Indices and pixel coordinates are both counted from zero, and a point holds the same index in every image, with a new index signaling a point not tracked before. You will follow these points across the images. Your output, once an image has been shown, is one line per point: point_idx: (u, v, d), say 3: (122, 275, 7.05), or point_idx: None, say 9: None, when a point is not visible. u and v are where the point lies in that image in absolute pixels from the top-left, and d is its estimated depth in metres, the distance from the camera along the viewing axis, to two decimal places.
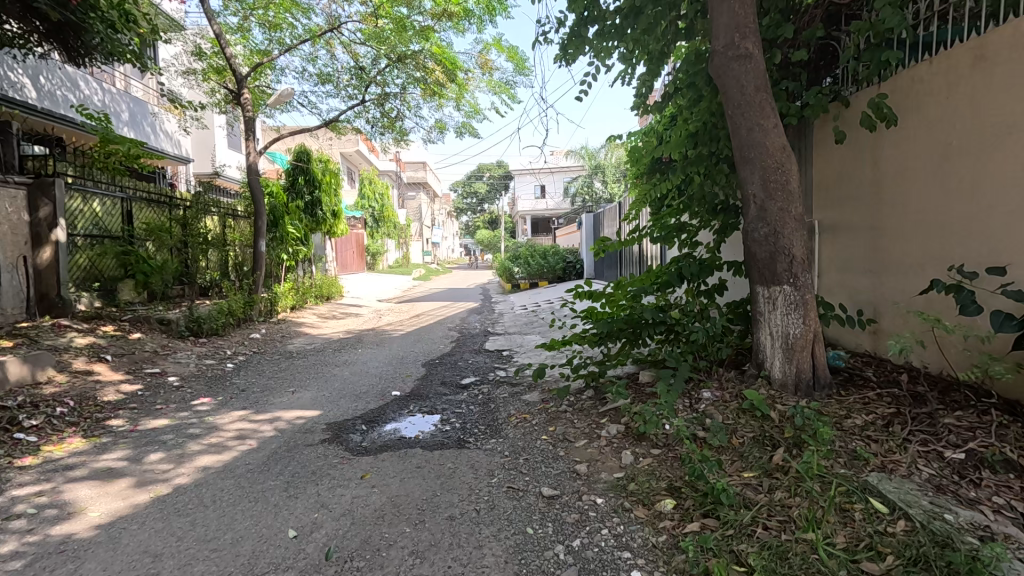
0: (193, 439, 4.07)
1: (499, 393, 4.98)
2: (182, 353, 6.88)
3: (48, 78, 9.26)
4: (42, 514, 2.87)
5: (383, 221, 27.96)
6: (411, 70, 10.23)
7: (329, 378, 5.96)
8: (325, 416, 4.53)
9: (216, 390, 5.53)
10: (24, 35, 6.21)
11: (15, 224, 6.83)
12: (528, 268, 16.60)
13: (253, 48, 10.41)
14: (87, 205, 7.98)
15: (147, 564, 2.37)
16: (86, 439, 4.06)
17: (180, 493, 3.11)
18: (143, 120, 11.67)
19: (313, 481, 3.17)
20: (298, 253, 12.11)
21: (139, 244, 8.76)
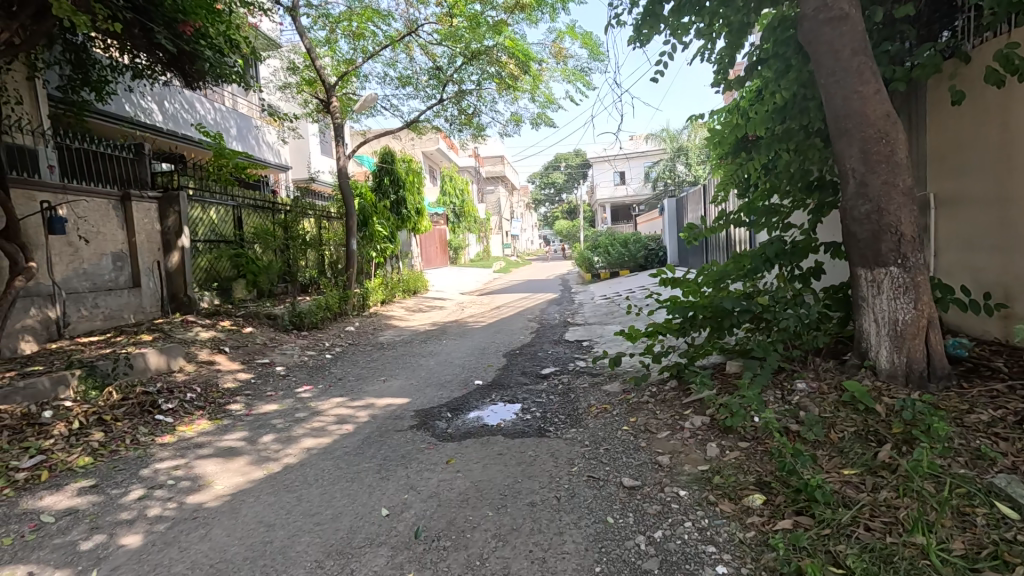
0: (298, 423, 4.46)
1: (579, 383, 4.98)
2: (287, 344, 7.54)
3: (171, 102, 10.43)
4: (179, 485, 3.30)
5: (463, 216, 28.76)
6: (485, 65, 10.40)
7: (416, 367, 6.27)
8: (413, 403, 4.78)
9: (316, 379, 6.02)
10: (150, 66, 7.03)
11: (149, 232, 7.81)
12: (608, 257, 16.33)
13: (340, 58, 11.04)
14: (205, 213, 8.90)
15: (262, 532, 2.65)
16: (212, 421, 4.60)
17: (288, 472, 3.43)
18: (248, 133, 12.82)
19: (402, 465, 3.36)
20: (385, 250, 12.80)
21: (248, 247, 9.68)
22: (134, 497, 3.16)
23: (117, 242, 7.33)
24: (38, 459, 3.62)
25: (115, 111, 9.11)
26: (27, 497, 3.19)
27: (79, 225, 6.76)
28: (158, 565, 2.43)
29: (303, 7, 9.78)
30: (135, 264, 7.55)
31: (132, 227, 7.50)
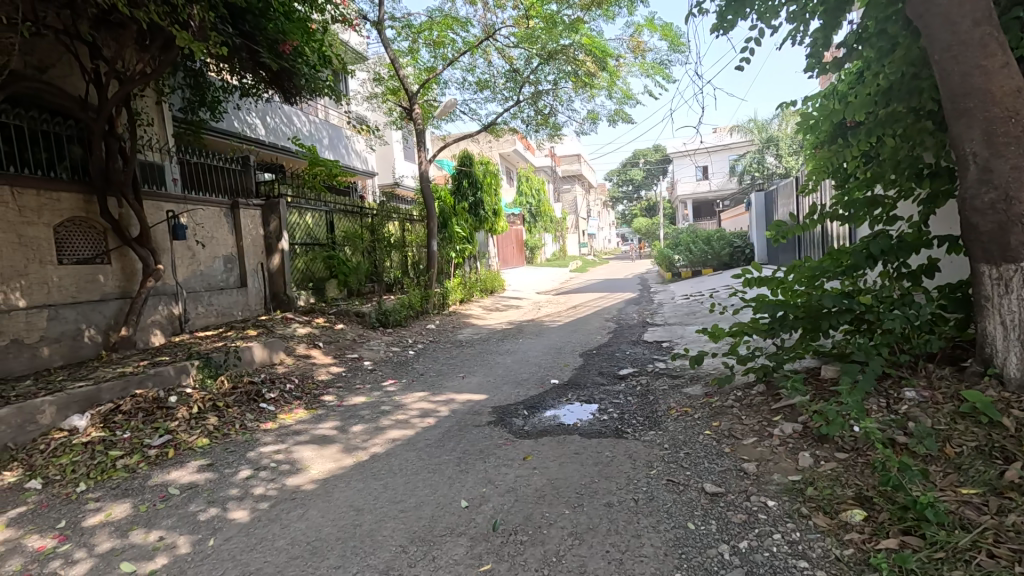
0: (384, 414, 4.72)
1: (659, 385, 4.84)
2: (374, 341, 7.99)
3: (272, 117, 11.39)
4: (280, 468, 3.61)
5: (541, 216, 28.91)
6: (562, 65, 10.39)
7: (494, 365, 6.39)
8: (491, 399, 4.89)
9: (400, 374, 6.33)
10: (256, 86, 7.70)
11: (254, 237, 8.58)
12: (690, 255, 15.71)
13: (422, 67, 11.48)
14: (302, 218, 9.62)
15: (351, 515, 2.84)
16: (308, 410, 4.98)
17: (375, 460, 3.64)
18: (339, 143, 13.69)
19: (480, 459, 3.46)
20: (464, 251, 13.17)
21: (339, 249, 10.34)
22: (243, 476, 3.50)
23: (228, 245, 8.12)
24: (165, 438, 4.11)
25: (225, 127, 10.09)
26: (157, 471, 3.62)
27: (196, 232, 7.56)
28: (263, 539, 2.68)
29: (388, 21, 10.29)
30: (243, 265, 8.33)
31: (240, 232, 8.27)
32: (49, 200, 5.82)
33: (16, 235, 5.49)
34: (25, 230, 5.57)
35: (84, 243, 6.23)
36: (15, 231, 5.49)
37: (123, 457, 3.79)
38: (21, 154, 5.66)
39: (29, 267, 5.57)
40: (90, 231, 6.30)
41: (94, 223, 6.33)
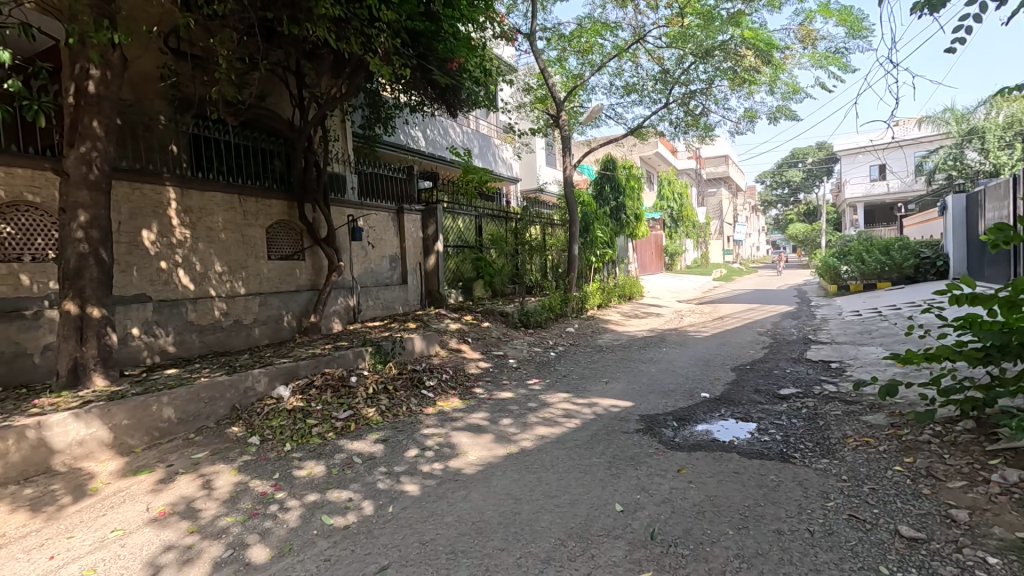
0: (531, 411, 4.90)
1: (830, 409, 4.36)
2: (517, 340, 8.33)
3: (433, 129, 12.41)
4: (443, 450, 3.95)
5: (682, 220, 27.53)
6: (718, 62, 9.84)
7: (638, 373, 6.27)
8: (638, 407, 4.81)
9: (544, 373, 6.51)
10: (423, 100, 8.45)
11: (415, 239, 9.45)
12: (861, 268, 13.99)
13: (569, 75, 11.69)
14: (455, 222, 10.37)
15: (510, 503, 3.00)
16: (462, 400, 5.37)
17: (527, 453, 3.81)
18: (488, 151, 14.50)
19: (632, 466, 3.43)
20: (604, 256, 13.12)
21: (486, 251, 10.96)
22: (412, 454, 3.89)
23: (393, 246, 9.06)
24: (348, 413, 4.71)
25: (394, 141, 11.24)
26: (343, 441, 4.18)
27: (369, 234, 8.55)
28: (434, 513, 2.95)
29: (539, 32, 10.65)
30: (404, 265, 9.22)
31: (403, 235, 9.17)
32: (263, 206, 6.98)
33: (241, 234, 6.70)
34: (246, 230, 6.77)
35: (286, 242, 7.39)
36: (240, 231, 6.69)
37: (317, 425, 4.44)
38: (246, 168, 6.87)
39: (247, 261, 6.76)
40: (290, 231, 7.45)
41: (294, 225, 7.47)
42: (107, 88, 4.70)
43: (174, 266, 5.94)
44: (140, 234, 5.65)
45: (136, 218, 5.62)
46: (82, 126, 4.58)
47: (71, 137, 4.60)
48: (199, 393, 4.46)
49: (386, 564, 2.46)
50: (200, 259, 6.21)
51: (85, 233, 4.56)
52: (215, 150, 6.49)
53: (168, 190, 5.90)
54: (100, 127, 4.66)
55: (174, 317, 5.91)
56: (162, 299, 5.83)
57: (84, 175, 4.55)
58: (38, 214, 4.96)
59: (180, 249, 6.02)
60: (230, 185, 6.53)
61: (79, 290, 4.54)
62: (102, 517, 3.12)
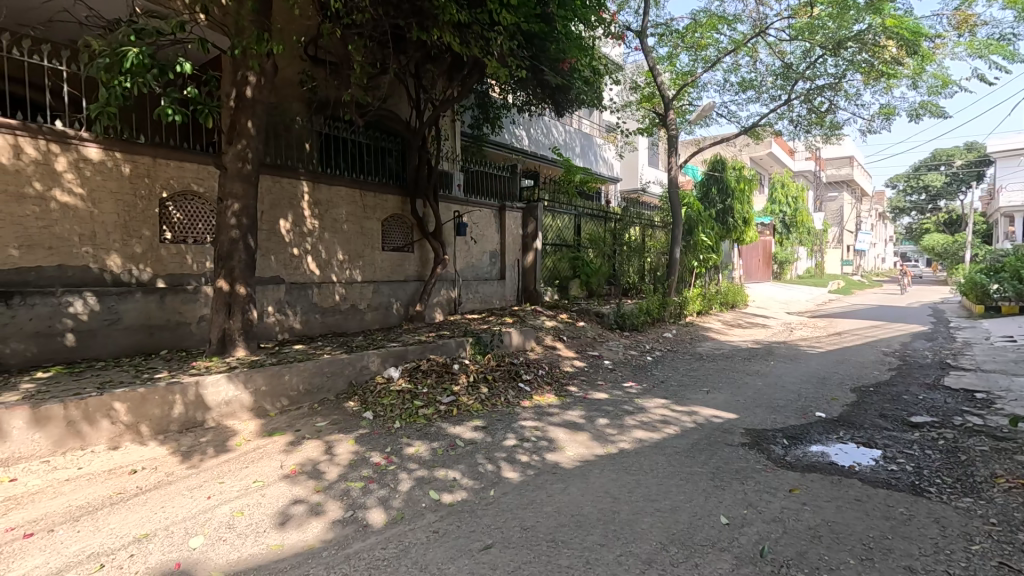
0: (628, 414, 4.85)
1: (973, 444, 3.87)
2: (613, 341, 8.24)
3: (536, 128, 12.59)
4: (540, 442, 4.04)
5: (795, 227, 25.52)
6: (852, 55, 9.02)
7: (743, 385, 5.95)
8: (743, 420, 4.59)
9: (640, 377, 6.38)
10: (532, 99, 8.61)
11: (515, 236, 9.68)
12: (1018, 287, 12.03)
13: (679, 72, 11.30)
14: (555, 221, 10.47)
15: (609, 502, 3.02)
16: (558, 397, 5.43)
17: (625, 455, 3.78)
18: (589, 151, 14.43)
19: (738, 480, 3.29)
20: (707, 261, 12.54)
21: (584, 251, 10.94)
22: (511, 443, 4.02)
23: (494, 243, 9.34)
24: (451, 398, 4.96)
25: (499, 140, 11.56)
26: (446, 424, 4.42)
27: (472, 230, 8.89)
28: (534, 501, 3.04)
29: (650, 29, 10.38)
30: (504, 261, 9.48)
31: (505, 232, 9.43)
32: (380, 201, 7.51)
33: (360, 226, 7.26)
34: (365, 223, 7.32)
35: (398, 235, 7.90)
36: (359, 223, 7.26)
37: (423, 407, 4.72)
38: (367, 165, 7.43)
39: (365, 251, 7.31)
40: (402, 225, 7.95)
41: (406, 220, 7.95)
42: (261, 93, 5.32)
43: (304, 253, 6.59)
44: (278, 223, 6.33)
45: (276, 209, 6.31)
46: (240, 126, 5.22)
47: (231, 136, 5.26)
48: (323, 368, 4.92)
49: (490, 543, 2.58)
50: (325, 247, 6.83)
51: (238, 220, 5.20)
52: (341, 148, 7.10)
53: (303, 183, 6.55)
54: (254, 128, 5.28)
55: (302, 299, 6.55)
56: (292, 282, 6.50)
57: (239, 169, 5.20)
58: (201, 203, 5.74)
59: (310, 237, 6.66)
60: (353, 180, 7.11)
61: (230, 270, 5.19)
62: (245, 468, 3.57)
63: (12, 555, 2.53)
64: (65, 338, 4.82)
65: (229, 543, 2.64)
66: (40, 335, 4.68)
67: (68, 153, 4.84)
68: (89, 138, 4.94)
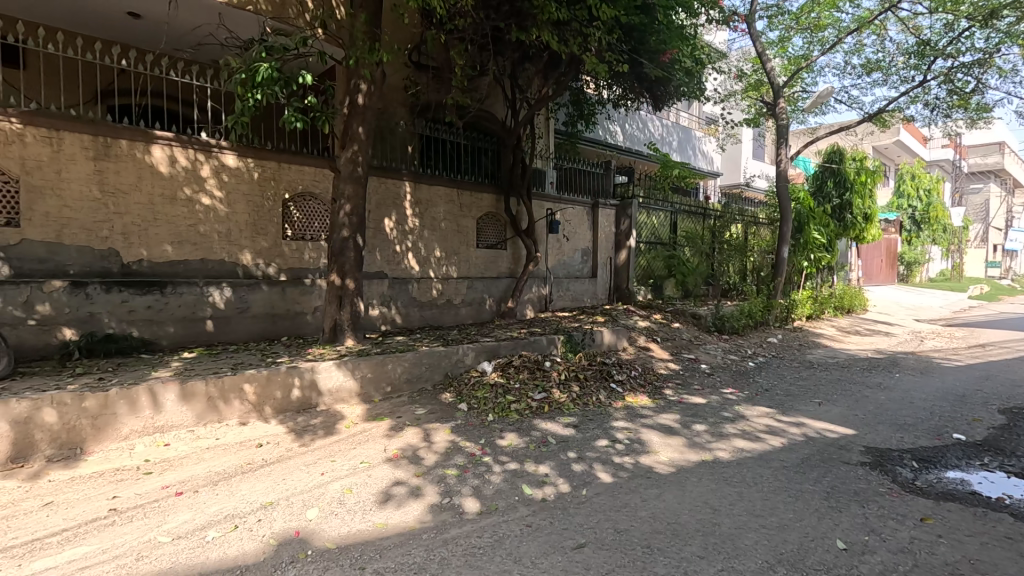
0: (728, 421, 4.59)
1: None
2: (711, 345, 7.84)
3: (631, 124, 12.32)
4: (633, 445, 3.94)
5: (927, 223, 22.66)
6: (1007, 25, 7.82)
7: (862, 398, 5.40)
8: (862, 437, 4.17)
9: (742, 384, 6.00)
10: (629, 93, 8.41)
11: (608, 234, 9.54)
12: None
13: (791, 56, 10.45)
14: (650, 218, 10.16)
15: (708, 513, 2.88)
16: (651, 399, 5.28)
17: (725, 465, 3.58)
18: (688, 145, 13.85)
19: (857, 502, 2.99)
20: (820, 261, 11.49)
21: (680, 249, 10.50)
22: (603, 443, 3.96)
23: (586, 240, 9.27)
24: (542, 395, 4.98)
25: (593, 137, 11.45)
26: (538, 420, 4.47)
27: (565, 227, 8.88)
28: (627, 505, 2.98)
29: (759, 12, 9.69)
30: (596, 259, 9.38)
31: (597, 229, 9.32)
32: (476, 200, 7.72)
33: (456, 224, 7.51)
34: (461, 221, 7.56)
35: (492, 232, 8.06)
36: (456, 221, 7.51)
37: (515, 402, 4.79)
38: (464, 165, 7.68)
39: (461, 248, 7.56)
40: (496, 223, 8.10)
41: (500, 218, 8.09)
42: (371, 100, 5.67)
43: (405, 249, 6.96)
44: (383, 221, 6.73)
45: (381, 209, 6.71)
46: (352, 132, 5.61)
47: (344, 141, 5.68)
48: (422, 359, 5.17)
49: (583, 543, 2.57)
50: (424, 244, 7.15)
51: (348, 219, 5.61)
52: (440, 149, 7.39)
53: (406, 183, 6.91)
54: (364, 132, 5.65)
55: (402, 293, 6.93)
56: (394, 277, 6.89)
57: (351, 172, 5.59)
58: (316, 203, 6.25)
59: (411, 235, 7.01)
60: (451, 180, 7.37)
61: (341, 265, 5.60)
62: (353, 450, 3.85)
63: (166, 509, 2.94)
64: (205, 324, 5.47)
65: (340, 517, 2.86)
66: (186, 320, 5.35)
67: (211, 160, 5.48)
68: (227, 146, 5.55)
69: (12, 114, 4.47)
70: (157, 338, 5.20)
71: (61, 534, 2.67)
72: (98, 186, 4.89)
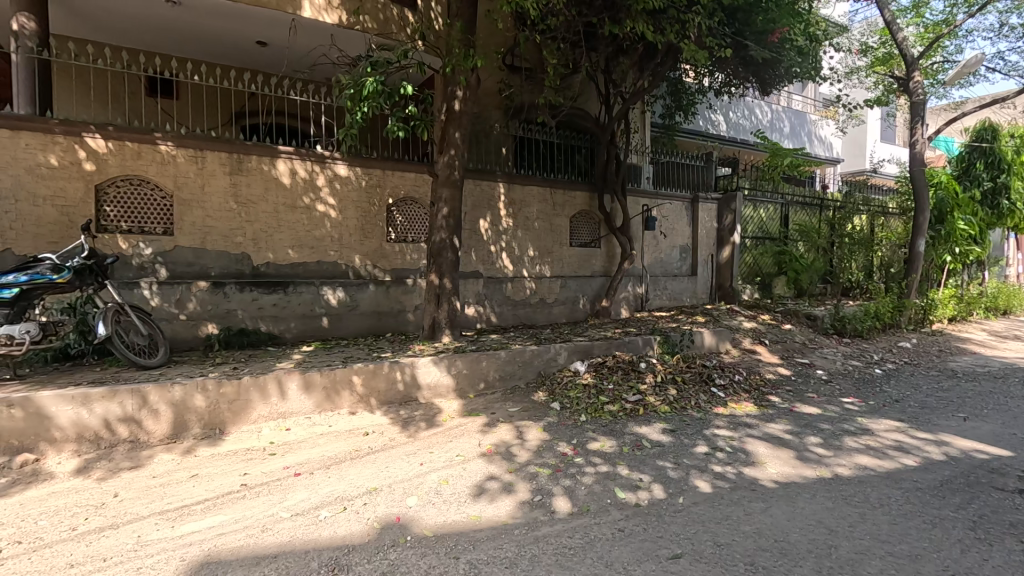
0: (849, 434, 4.15)
1: None
2: (828, 349, 7.13)
3: (735, 112, 11.63)
4: (737, 454, 3.70)
5: None
6: None
7: (1021, 415, 4.62)
8: (1021, 461, 3.57)
9: (866, 393, 5.40)
10: (733, 78, 7.93)
11: (709, 229, 9.04)
12: None
13: (929, 23, 9.21)
14: (756, 212, 9.50)
15: (822, 533, 2.63)
16: (758, 406, 4.93)
17: (845, 482, 3.24)
18: (801, 130, 12.77)
19: (1013, 536, 2.57)
20: (967, 255, 9.99)
21: (792, 245, 9.70)
22: (702, 451, 3.77)
23: (685, 236, 8.86)
24: (637, 397, 4.83)
25: (693, 128, 10.96)
26: (632, 423, 4.35)
27: (662, 224, 8.56)
28: (729, 517, 2.80)
29: None
30: (696, 256, 8.93)
31: (697, 225, 8.88)
32: (570, 198, 7.69)
33: (550, 223, 7.52)
34: (554, 220, 7.56)
35: (587, 231, 7.97)
36: (550, 220, 7.52)
37: (609, 403, 4.70)
38: (558, 163, 7.68)
39: (554, 247, 7.57)
40: (590, 221, 7.99)
41: (594, 215, 7.98)
42: (467, 105, 5.85)
43: (500, 249, 7.11)
44: (478, 222, 6.93)
45: (477, 210, 6.91)
46: (450, 137, 5.83)
47: (442, 147, 5.92)
48: (515, 357, 5.25)
49: (680, 553, 2.47)
50: (518, 244, 7.26)
51: (446, 222, 5.84)
52: (534, 149, 7.44)
53: (500, 184, 7.06)
54: (461, 137, 5.85)
55: (497, 292, 7.08)
56: (489, 276, 7.06)
57: (448, 176, 5.81)
58: (417, 207, 6.60)
59: (505, 235, 7.15)
60: (545, 179, 7.40)
61: (439, 266, 5.84)
62: (450, 443, 4.00)
63: (287, 488, 3.26)
64: (321, 320, 5.98)
65: (437, 507, 2.99)
66: (305, 317, 5.89)
67: (325, 171, 5.98)
68: (339, 157, 6.03)
69: (168, 138, 5.20)
70: (282, 332, 5.78)
71: (203, 502, 3.06)
72: (234, 198, 5.55)
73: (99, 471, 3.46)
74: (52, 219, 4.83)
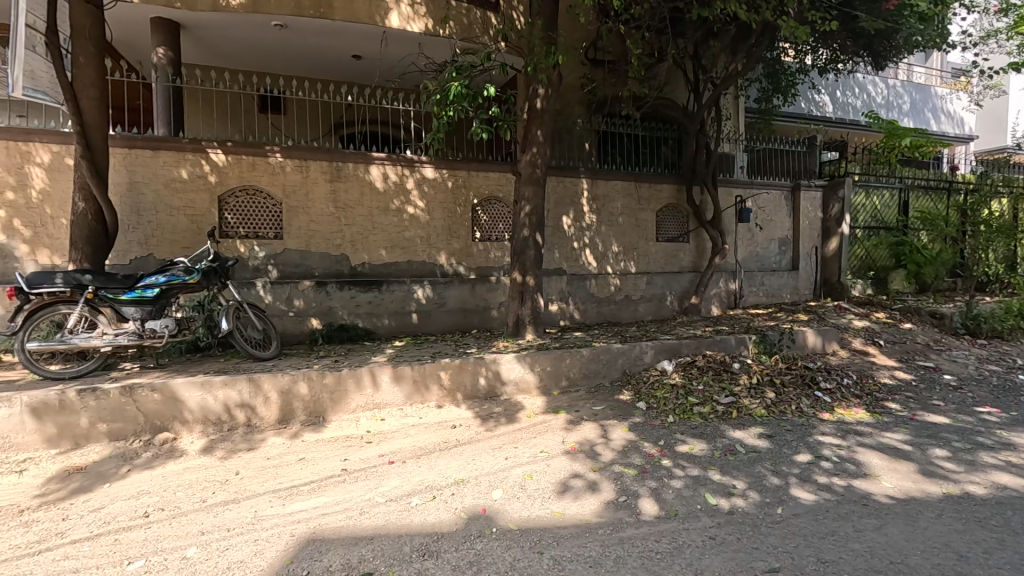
0: (984, 449, 3.65)
1: None
2: (958, 351, 6.31)
3: (843, 91, 10.65)
4: (845, 465, 3.39)
5: None
6: None
7: None
8: None
9: (1007, 403, 4.71)
10: (840, 53, 7.26)
11: (813, 219, 8.34)
12: None
13: None
14: (869, 199, 8.61)
15: (949, 558, 2.34)
16: (870, 413, 4.47)
17: (978, 503, 2.86)
18: (924, 106, 11.41)
19: None
20: None
21: (912, 234, 8.71)
22: (804, 459, 3.49)
23: (785, 229, 8.25)
24: (730, 399, 4.57)
25: (794, 111, 10.17)
26: (725, 426, 4.14)
27: (758, 215, 8.03)
28: (836, 533, 2.57)
29: None
30: (796, 249, 8.29)
31: (798, 215, 8.23)
32: (655, 191, 7.43)
33: (635, 218, 7.33)
34: (640, 215, 7.35)
35: (674, 225, 7.67)
36: (635, 215, 7.33)
37: (699, 404, 4.50)
38: (643, 156, 7.45)
39: (639, 243, 7.37)
40: (678, 214, 7.68)
41: (682, 209, 7.66)
42: (548, 102, 5.84)
43: (583, 246, 7.04)
44: (561, 219, 6.91)
45: (560, 207, 6.89)
46: (532, 135, 5.85)
47: (524, 145, 5.96)
48: (599, 355, 5.18)
49: (778, 567, 2.31)
50: (602, 240, 7.15)
51: (529, 220, 5.89)
52: (618, 143, 7.28)
53: (583, 180, 6.98)
54: (543, 135, 5.85)
55: (581, 289, 7.01)
56: (573, 273, 7.02)
57: (530, 174, 5.85)
58: (501, 206, 6.71)
59: (588, 231, 7.07)
60: (630, 173, 7.22)
61: (522, 264, 5.90)
62: (534, 439, 4.04)
63: (381, 474, 3.46)
64: (411, 317, 6.27)
65: (521, 502, 3.03)
66: (396, 314, 6.21)
67: (414, 174, 6.26)
68: (427, 160, 6.29)
69: (277, 151, 5.70)
70: (376, 328, 6.13)
71: (309, 484, 3.34)
72: (333, 204, 5.97)
73: (223, 450, 3.89)
74: (184, 226, 5.49)
